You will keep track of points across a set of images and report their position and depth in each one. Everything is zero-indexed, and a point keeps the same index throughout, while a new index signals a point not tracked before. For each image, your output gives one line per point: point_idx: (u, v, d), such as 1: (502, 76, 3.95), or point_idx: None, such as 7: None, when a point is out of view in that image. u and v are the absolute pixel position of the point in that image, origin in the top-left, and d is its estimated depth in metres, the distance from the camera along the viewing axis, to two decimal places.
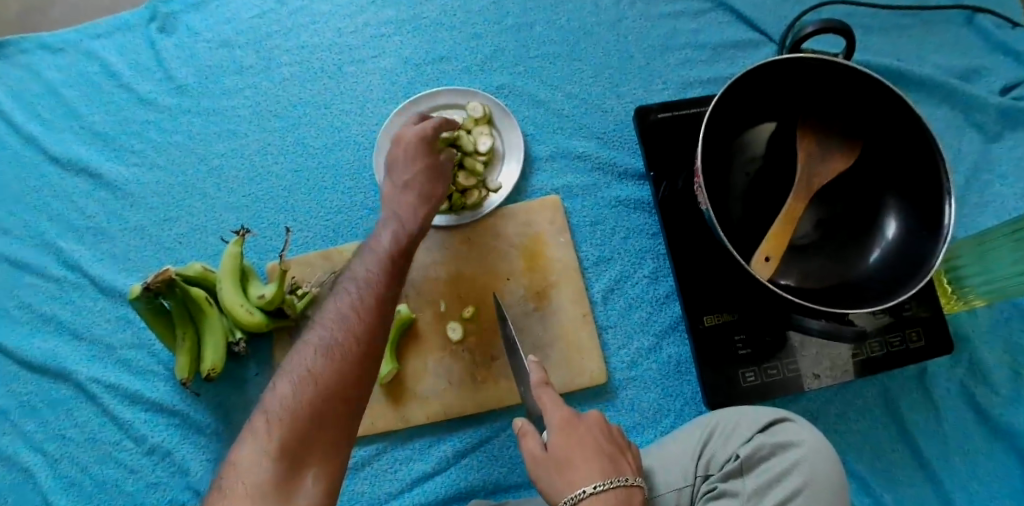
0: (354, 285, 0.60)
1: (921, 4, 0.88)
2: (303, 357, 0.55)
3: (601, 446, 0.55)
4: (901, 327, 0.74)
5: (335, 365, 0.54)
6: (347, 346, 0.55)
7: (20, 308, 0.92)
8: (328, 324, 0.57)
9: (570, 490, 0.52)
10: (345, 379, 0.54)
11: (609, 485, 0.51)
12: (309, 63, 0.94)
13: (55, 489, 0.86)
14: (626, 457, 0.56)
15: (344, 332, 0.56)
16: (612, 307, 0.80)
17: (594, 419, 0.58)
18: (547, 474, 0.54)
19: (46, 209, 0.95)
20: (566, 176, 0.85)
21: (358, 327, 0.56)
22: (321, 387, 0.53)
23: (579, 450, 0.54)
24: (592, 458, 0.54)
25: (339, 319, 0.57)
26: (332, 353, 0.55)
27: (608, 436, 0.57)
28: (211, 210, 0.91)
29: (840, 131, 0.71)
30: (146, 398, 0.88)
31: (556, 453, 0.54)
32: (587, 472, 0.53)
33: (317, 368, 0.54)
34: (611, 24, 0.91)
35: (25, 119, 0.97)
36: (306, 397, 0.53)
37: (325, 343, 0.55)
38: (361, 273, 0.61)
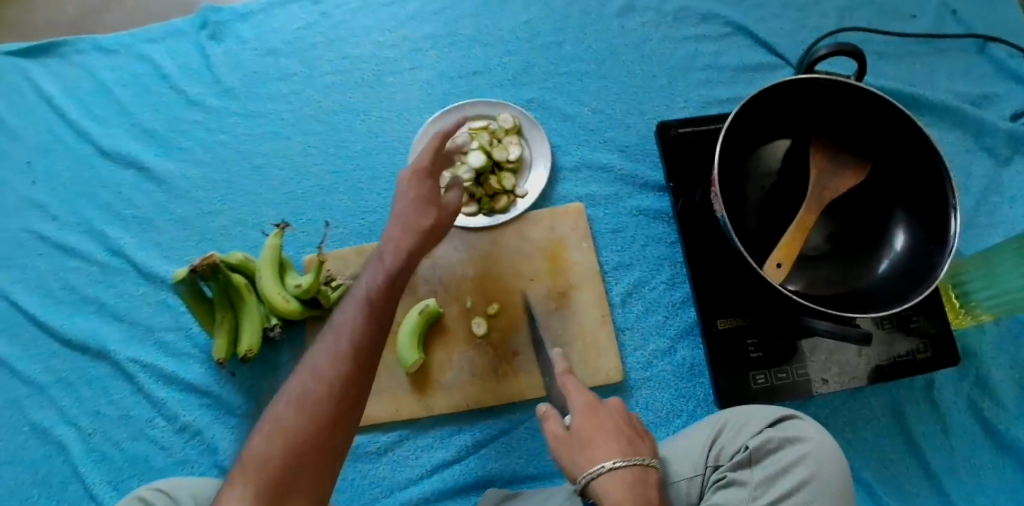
0: (328, 336, 0.59)
1: (936, 32, 0.92)
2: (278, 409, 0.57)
3: (623, 430, 0.60)
4: (909, 337, 0.77)
5: (306, 421, 0.55)
6: (315, 402, 0.56)
7: (65, 290, 0.99)
8: (303, 377, 0.57)
9: (590, 466, 0.57)
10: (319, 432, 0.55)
11: (627, 462, 0.56)
12: (350, 73, 1.00)
13: (87, 461, 0.92)
14: (645, 441, 0.60)
15: (315, 387, 0.56)
16: (629, 310, 0.84)
17: (616, 405, 0.62)
18: (569, 451, 0.59)
19: (96, 199, 1.02)
20: (589, 186, 0.90)
21: (326, 384, 0.56)
22: (291, 443, 0.55)
23: (601, 431, 0.59)
24: (614, 440, 0.58)
25: (310, 373, 0.57)
26: (304, 408, 0.56)
27: (630, 421, 0.61)
28: (253, 205, 0.97)
29: (852, 149, 0.75)
30: (180, 378, 0.93)
31: (579, 434, 0.59)
32: (608, 451, 0.57)
33: (289, 423, 0.55)
34: (636, 45, 0.96)
35: (78, 115, 1.05)
36: (278, 449, 0.55)
37: (298, 398, 0.56)
38: (335, 323, 0.59)
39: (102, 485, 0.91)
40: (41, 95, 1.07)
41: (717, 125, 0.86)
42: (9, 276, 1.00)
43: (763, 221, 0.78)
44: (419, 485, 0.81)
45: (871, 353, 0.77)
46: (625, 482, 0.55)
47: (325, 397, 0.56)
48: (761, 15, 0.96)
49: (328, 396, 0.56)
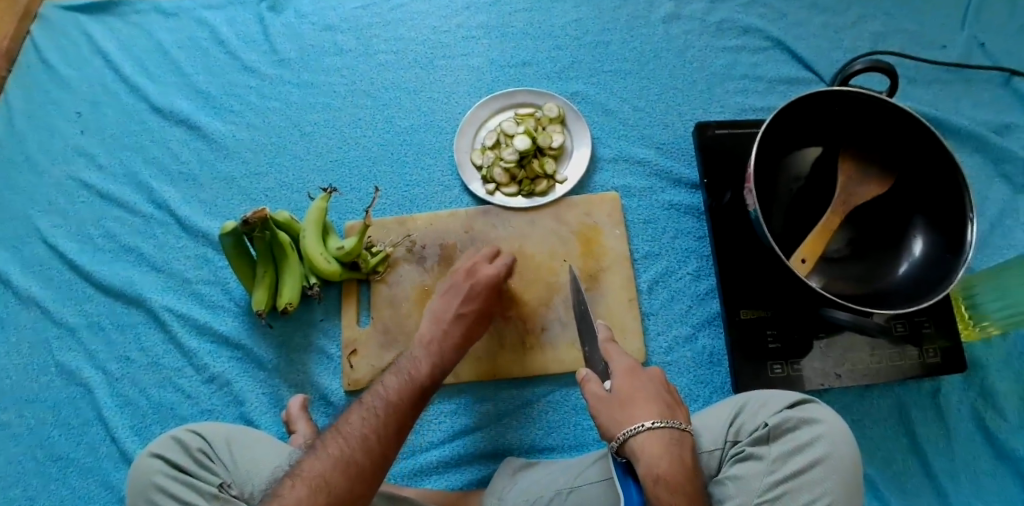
0: (379, 402, 0.66)
1: (964, 62, 0.97)
2: (316, 461, 0.60)
3: (661, 396, 0.64)
4: (920, 341, 0.81)
5: (348, 478, 0.59)
6: (358, 462, 0.60)
7: (105, 237, 1.02)
8: (347, 436, 0.62)
9: (629, 424, 0.61)
10: (380, 428, 0.63)
11: (664, 424, 0.61)
12: (403, 54, 1.05)
13: (112, 405, 0.94)
14: (681, 408, 0.65)
15: (359, 448, 0.61)
16: (655, 296, 0.88)
17: (656, 373, 0.66)
18: (607, 410, 0.64)
19: (143, 152, 1.06)
20: (625, 178, 0.94)
21: (373, 449, 0.61)
22: (334, 493, 0.57)
23: (640, 393, 0.64)
24: (652, 403, 0.63)
25: (360, 432, 0.62)
26: (347, 466, 0.59)
27: (668, 389, 0.65)
28: (299, 171, 1.01)
29: (877, 160, 0.81)
30: (213, 330, 0.96)
31: (619, 394, 0.64)
32: (646, 411, 0.62)
33: (331, 477, 0.58)
34: (678, 50, 1.01)
35: (134, 72, 1.10)
36: (316, 497, 0.57)
37: (341, 455, 0.60)
38: (387, 394, 0.67)
39: (124, 429, 0.93)
40: (97, 51, 1.12)
41: (753, 129, 0.90)
42: (51, 220, 1.04)
43: (790, 221, 0.82)
44: (440, 448, 0.84)
45: (883, 354, 0.81)
46: (660, 440, 0.60)
47: (391, 402, 0.66)
48: (800, 32, 1.01)
49: (372, 457, 0.61)
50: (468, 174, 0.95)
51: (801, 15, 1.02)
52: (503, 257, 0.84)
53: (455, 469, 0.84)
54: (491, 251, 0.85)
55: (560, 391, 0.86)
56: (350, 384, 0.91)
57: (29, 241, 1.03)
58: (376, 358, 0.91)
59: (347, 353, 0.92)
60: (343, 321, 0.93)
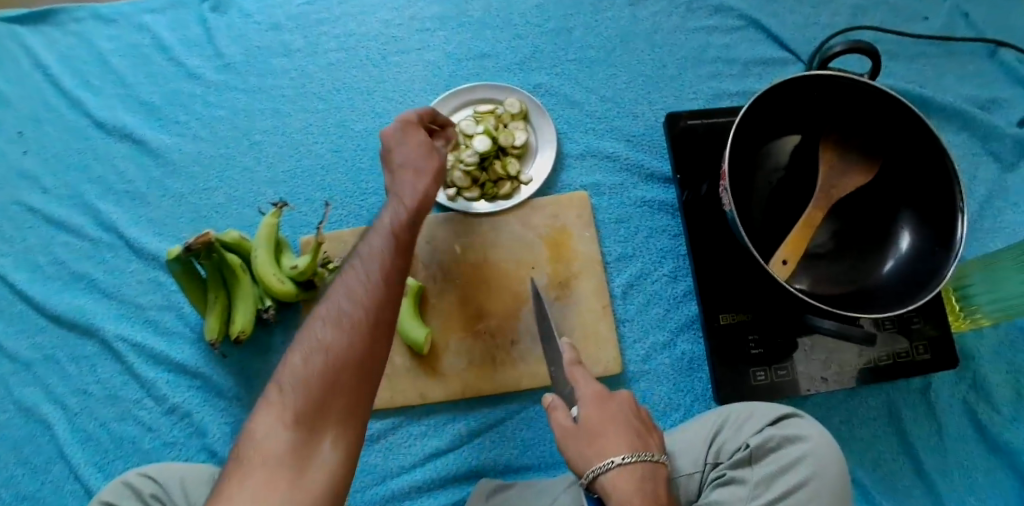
0: (364, 258, 0.59)
1: (947, 33, 0.91)
2: (312, 328, 0.55)
3: (631, 423, 0.61)
4: (910, 338, 0.77)
5: (348, 346, 0.54)
6: (356, 329, 0.55)
7: (54, 265, 0.97)
8: (342, 304, 0.56)
9: (599, 460, 0.58)
10: (375, 291, 0.57)
11: (636, 459, 0.58)
12: (354, 51, 0.98)
13: (73, 442, 0.90)
14: (652, 435, 0.62)
15: (353, 306, 0.56)
16: (630, 301, 0.83)
17: (624, 397, 0.63)
18: (577, 444, 0.59)
19: (89, 172, 1.00)
20: (595, 175, 0.89)
21: (370, 310, 0.56)
22: (337, 360, 0.54)
23: (610, 423, 0.60)
24: (623, 435, 0.59)
25: (349, 292, 0.57)
26: (345, 336, 0.54)
27: (639, 415, 0.62)
28: (250, 183, 0.95)
29: (860, 148, 0.75)
30: (170, 359, 0.90)
31: (587, 426, 0.60)
32: (617, 444, 0.58)
33: (331, 348, 0.54)
34: (646, 33, 0.95)
35: (74, 85, 1.03)
36: (318, 369, 0.53)
37: (336, 317, 0.55)
38: (371, 248, 0.60)
39: (87, 466, 0.88)
40: (35, 64, 1.04)
41: (730, 118, 0.84)
42: None
43: (768, 214, 0.77)
44: (411, 473, 0.80)
45: (871, 354, 0.77)
46: (634, 474, 0.57)
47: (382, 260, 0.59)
48: (775, 9, 0.95)
49: (368, 317, 0.56)
50: None
51: None
52: (432, 115, 0.74)
53: (428, 494, 0.80)
54: (399, 118, 0.72)
55: (533, 407, 0.82)
56: None
57: None
58: None
59: None
60: None
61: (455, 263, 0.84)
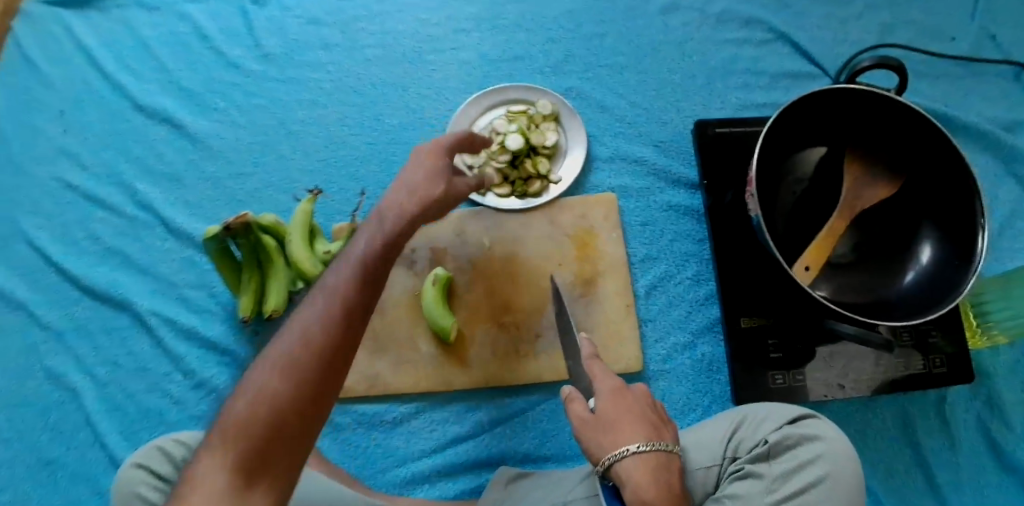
0: (324, 292, 0.51)
1: (972, 56, 0.94)
2: (263, 366, 0.49)
3: (647, 415, 0.63)
4: (925, 351, 0.79)
5: (299, 387, 0.48)
6: (310, 369, 0.48)
7: (90, 240, 1.00)
8: (299, 337, 0.49)
9: (614, 448, 0.59)
10: (336, 326, 0.49)
11: (650, 447, 0.59)
12: (391, 48, 1.01)
13: (100, 410, 0.92)
14: (668, 428, 0.63)
15: (307, 349, 0.48)
16: (653, 302, 0.85)
17: (643, 391, 0.65)
18: (595, 435, 0.61)
19: (127, 152, 1.03)
20: (623, 177, 0.91)
21: (327, 350, 0.48)
22: (284, 405, 0.47)
23: (625, 415, 0.61)
24: (639, 425, 0.61)
25: (305, 329, 0.49)
26: (299, 374, 0.48)
27: (655, 408, 0.64)
28: (286, 169, 0.97)
29: (885, 163, 0.78)
30: (201, 336, 0.93)
31: (604, 417, 0.61)
32: (634, 433, 0.60)
33: (280, 388, 0.47)
34: (676, 43, 0.97)
35: (115, 69, 1.07)
36: (262, 413, 0.47)
37: (284, 357, 0.48)
38: (331, 281, 0.51)
39: (112, 435, 0.91)
40: (78, 47, 1.08)
41: (756, 128, 0.86)
42: (34, 221, 1.01)
43: (791, 224, 0.79)
44: (432, 458, 0.82)
45: (889, 364, 0.79)
46: (649, 464, 0.58)
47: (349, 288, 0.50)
48: (804, 24, 0.97)
49: (325, 362, 0.48)
50: None
51: (804, 6, 0.98)
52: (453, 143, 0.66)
53: (448, 479, 0.82)
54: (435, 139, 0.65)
55: (553, 399, 0.84)
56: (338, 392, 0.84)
57: (12, 244, 1.00)
58: (365, 366, 0.85)
59: None
60: None
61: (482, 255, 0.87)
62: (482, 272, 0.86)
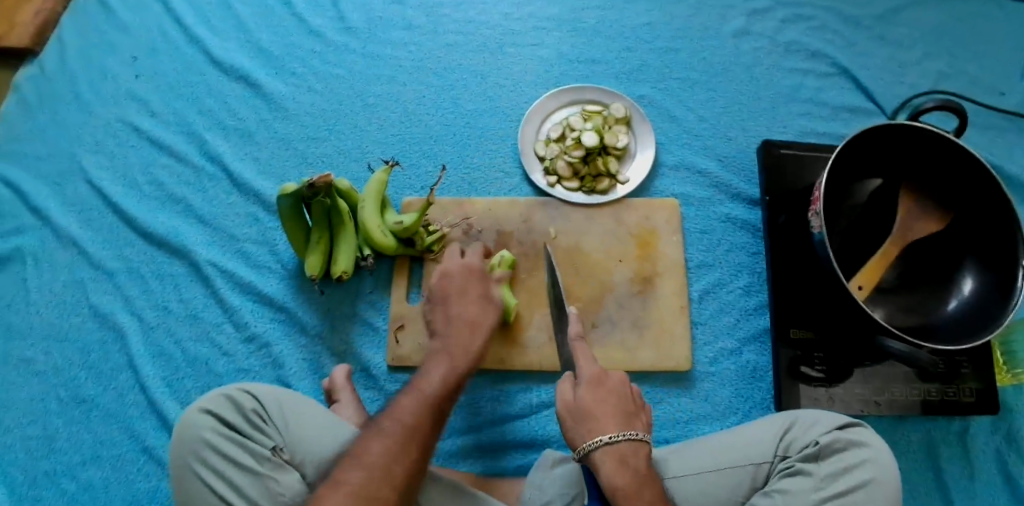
0: (399, 426, 0.65)
1: (1020, 111, 0.99)
2: (357, 462, 0.61)
3: (623, 403, 0.67)
4: (957, 380, 0.84)
5: (392, 487, 0.61)
6: (399, 472, 0.62)
7: (151, 185, 1.00)
8: (392, 445, 0.63)
9: (590, 437, 0.64)
10: (424, 438, 0.65)
11: (621, 438, 0.64)
12: (472, 36, 1.04)
13: (145, 354, 0.91)
14: (640, 416, 0.68)
15: (397, 456, 0.63)
16: (705, 307, 0.90)
17: (620, 379, 0.69)
18: (575, 422, 0.66)
19: (198, 103, 1.04)
20: (686, 186, 0.95)
21: (414, 457, 0.63)
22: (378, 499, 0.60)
23: (600, 405, 0.66)
24: (613, 414, 0.66)
25: (395, 438, 0.64)
26: (391, 474, 0.61)
27: (631, 398, 0.68)
28: (359, 139, 1.00)
29: (936, 199, 0.83)
30: (257, 289, 0.93)
31: (582, 404, 0.66)
32: (607, 423, 0.65)
33: (377, 482, 0.60)
34: (746, 66, 1.02)
35: (195, 22, 1.08)
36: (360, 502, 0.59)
37: (363, 490, 0.59)
38: (404, 415, 0.66)
39: (155, 379, 0.90)
40: None
41: (819, 154, 0.91)
42: (97, 160, 1.01)
43: (844, 246, 0.84)
44: (477, 433, 0.85)
45: (922, 388, 0.84)
46: (616, 453, 0.63)
47: (433, 406, 0.68)
48: (867, 63, 1.02)
49: (409, 468, 0.63)
50: (530, 163, 0.96)
51: (868, 46, 1.03)
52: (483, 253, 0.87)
53: (491, 455, 0.84)
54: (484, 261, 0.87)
55: None
56: (394, 360, 0.89)
57: (73, 179, 1.00)
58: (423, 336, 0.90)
59: (393, 328, 0.91)
60: (392, 296, 0.92)
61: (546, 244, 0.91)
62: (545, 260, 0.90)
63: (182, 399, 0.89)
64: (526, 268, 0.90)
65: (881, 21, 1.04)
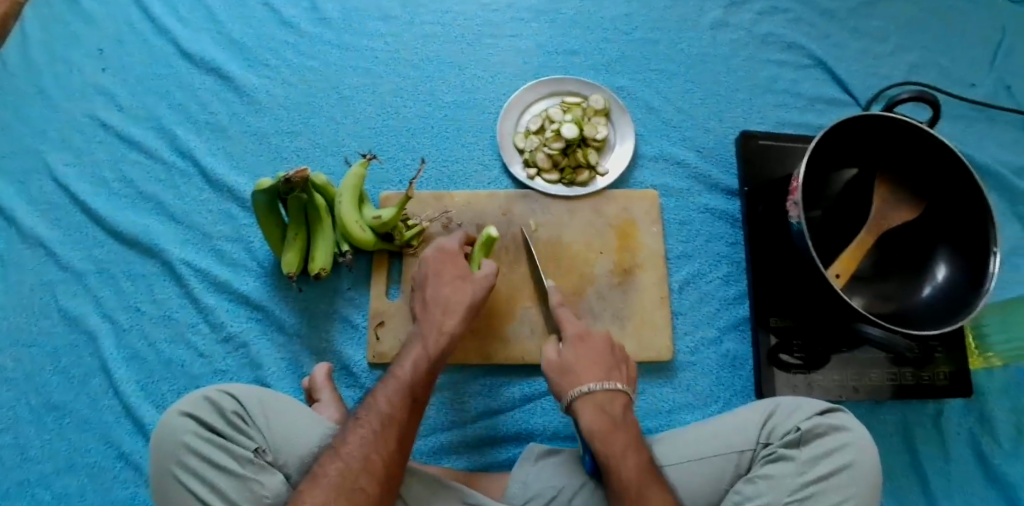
0: (375, 416, 0.67)
1: (989, 102, 1.01)
2: (334, 456, 0.64)
3: (604, 358, 0.72)
4: (931, 365, 0.85)
5: (371, 475, 0.63)
6: (378, 461, 0.64)
7: (121, 182, 0.97)
8: (368, 435, 0.65)
9: (573, 386, 0.69)
10: (401, 427, 0.67)
11: (600, 387, 0.68)
12: (450, 27, 1.03)
13: (118, 357, 0.89)
14: (621, 369, 0.72)
15: (373, 447, 0.64)
16: (685, 297, 0.90)
17: (602, 338, 0.74)
18: (560, 376, 0.71)
19: (169, 97, 1.01)
20: (666, 177, 0.96)
21: (391, 445, 0.65)
22: (358, 488, 0.62)
23: (584, 358, 0.71)
24: (593, 367, 0.71)
25: (370, 428, 0.66)
26: (369, 464, 0.63)
27: (612, 353, 0.73)
28: (335, 133, 0.99)
29: (911, 188, 0.84)
30: (233, 288, 0.91)
31: (565, 358, 0.72)
32: (585, 376, 0.70)
33: (354, 473, 0.62)
34: (723, 57, 1.02)
35: (164, 13, 1.05)
36: (340, 494, 0.61)
37: (342, 481, 0.61)
38: (380, 405, 0.68)
39: (129, 383, 0.87)
40: None
41: (796, 144, 0.92)
42: (63, 158, 0.98)
43: (822, 234, 0.85)
44: (462, 428, 0.84)
45: (898, 373, 0.85)
46: (595, 401, 0.68)
47: (407, 394, 0.69)
48: (841, 54, 1.03)
49: (387, 455, 0.64)
50: (509, 155, 0.95)
51: (842, 37, 1.04)
52: (465, 240, 0.85)
53: (475, 451, 0.83)
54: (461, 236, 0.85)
55: None
56: (375, 357, 0.88)
57: (38, 177, 0.97)
58: (402, 332, 0.89)
59: (374, 324, 0.90)
60: (371, 292, 0.91)
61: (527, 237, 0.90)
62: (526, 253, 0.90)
63: (158, 402, 0.87)
64: (507, 261, 0.89)
65: (854, 13, 1.06)
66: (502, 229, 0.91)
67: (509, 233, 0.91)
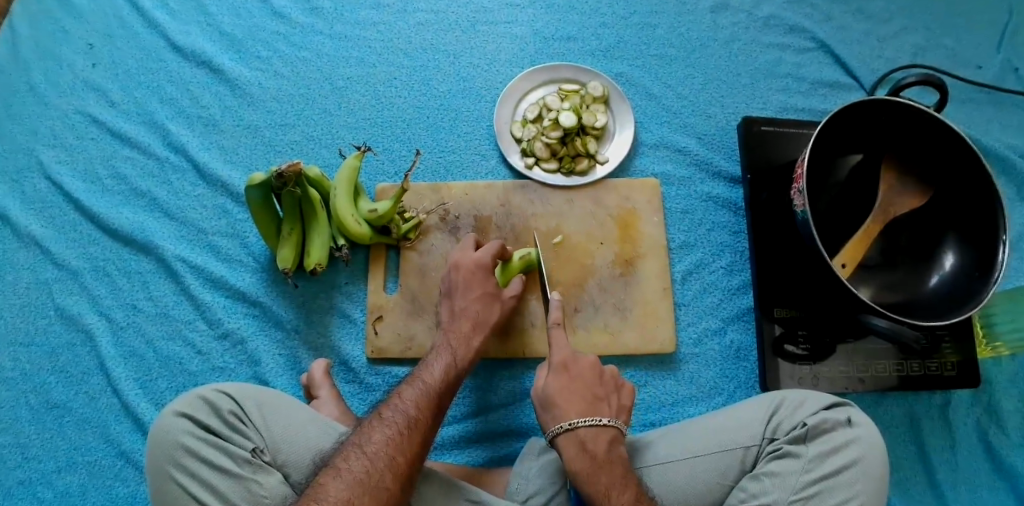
0: (401, 418, 0.65)
1: (996, 84, 0.99)
2: (356, 453, 0.62)
3: (590, 389, 0.70)
4: (939, 354, 0.84)
5: (395, 475, 0.61)
6: (404, 462, 0.62)
7: (114, 178, 0.96)
8: (396, 434, 0.64)
9: (554, 423, 0.68)
10: (428, 430, 0.66)
11: (586, 423, 0.67)
12: (444, 15, 1.01)
13: (115, 355, 0.87)
14: (609, 400, 0.70)
15: (399, 446, 0.63)
16: (688, 288, 0.89)
17: (588, 363, 0.72)
18: (543, 410, 0.70)
19: (160, 92, 0.99)
20: (666, 165, 0.94)
21: (417, 446, 0.64)
22: (380, 487, 0.60)
23: (565, 392, 0.69)
24: (577, 402, 0.69)
25: (395, 427, 0.64)
26: (395, 463, 0.62)
27: (601, 382, 0.71)
28: (330, 124, 0.97)
29: (918, 174, 0.82)
30: (229, 284, 0.90)
31: (548, 392, 0.70)
32: (568, 410, 0.68)
33: (379, 471, 0.60)
34: (724, 42, 1.00)
35: (153, 6, 1.03)
36: (362, 491, 0.59)
37: (365, 479, 0.60)
38: (408, 405, 0.67)
39: (128, 381, 0.86)
40: None
41: (800, 130, 0.90)
42: (56, 155, 0.97)
43: (827, 223, 0.84)
44: (462, 423, 0.83)
45: (905, 363, 0.84)
46: (577, 439, 0.66)
47: (432, 397, 0.68)
48: (845, 37, 1.01)
49: (412, 456, 0.63)
50: (507, 145, 0.93)
51: (846, 19, 1.02)
52: (500, 252, 0.83)
53: (475, 446, 0.83)
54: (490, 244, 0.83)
55: None
56: (374, 352, 0.87)
57: (31, 175, 0.95)
58: (401, 327, 0.88)
59: (371, 320, 0.88)
60: (369, 287, 0.89)
61: (526, 230, 0.89)
62: (524, 245, 0.88)
63: (157, 400, 0.86)
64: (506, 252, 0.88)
65: None
66: (501, 221, 0.89)
67: (507, 226, 0.89)
